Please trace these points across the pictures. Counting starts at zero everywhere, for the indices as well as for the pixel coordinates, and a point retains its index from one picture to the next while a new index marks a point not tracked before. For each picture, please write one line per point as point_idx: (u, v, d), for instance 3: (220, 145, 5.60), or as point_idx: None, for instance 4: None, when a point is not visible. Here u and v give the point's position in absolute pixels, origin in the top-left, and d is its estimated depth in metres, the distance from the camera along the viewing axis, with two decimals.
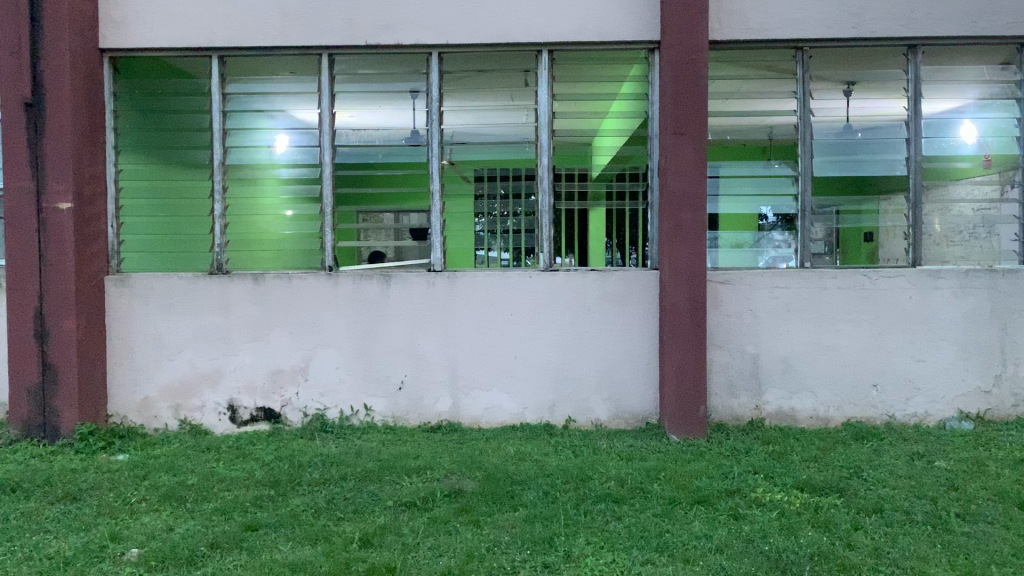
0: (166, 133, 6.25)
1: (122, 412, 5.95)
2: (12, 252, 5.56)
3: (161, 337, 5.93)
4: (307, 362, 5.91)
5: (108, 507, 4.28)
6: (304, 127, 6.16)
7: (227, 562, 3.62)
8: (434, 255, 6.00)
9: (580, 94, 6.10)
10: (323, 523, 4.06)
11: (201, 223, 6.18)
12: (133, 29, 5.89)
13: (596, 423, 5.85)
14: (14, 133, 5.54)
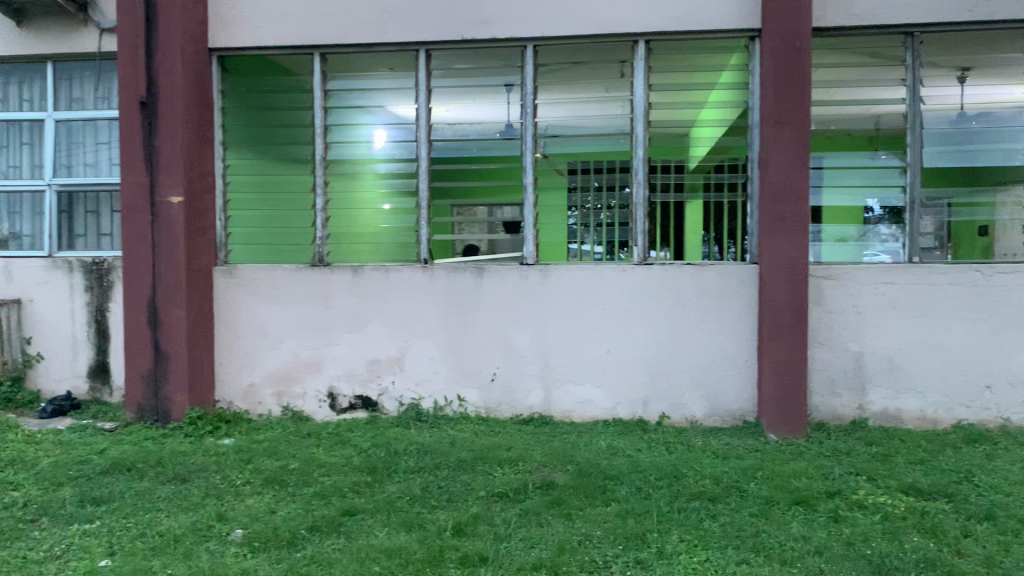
0: (269, 129, 6.44)
1: (229, 397, 6.20)
2: (130, 244, 5.86)
3: (265, 326, 6.15)
4: (403, 353, 6.02)
5: (215, 489, 4.46)
6: (401, 122, 6.25)
7: (326, 546, 3.73)
8: (527, 248, 6.00)
9: (679, 84, 5.98)
10: (417, 510, 4.13)
11: (303, 217, 6.35)
12: (241, 29, 6.11)
13: (691, 420, 5.77)
14: (131, 131, 5.83)
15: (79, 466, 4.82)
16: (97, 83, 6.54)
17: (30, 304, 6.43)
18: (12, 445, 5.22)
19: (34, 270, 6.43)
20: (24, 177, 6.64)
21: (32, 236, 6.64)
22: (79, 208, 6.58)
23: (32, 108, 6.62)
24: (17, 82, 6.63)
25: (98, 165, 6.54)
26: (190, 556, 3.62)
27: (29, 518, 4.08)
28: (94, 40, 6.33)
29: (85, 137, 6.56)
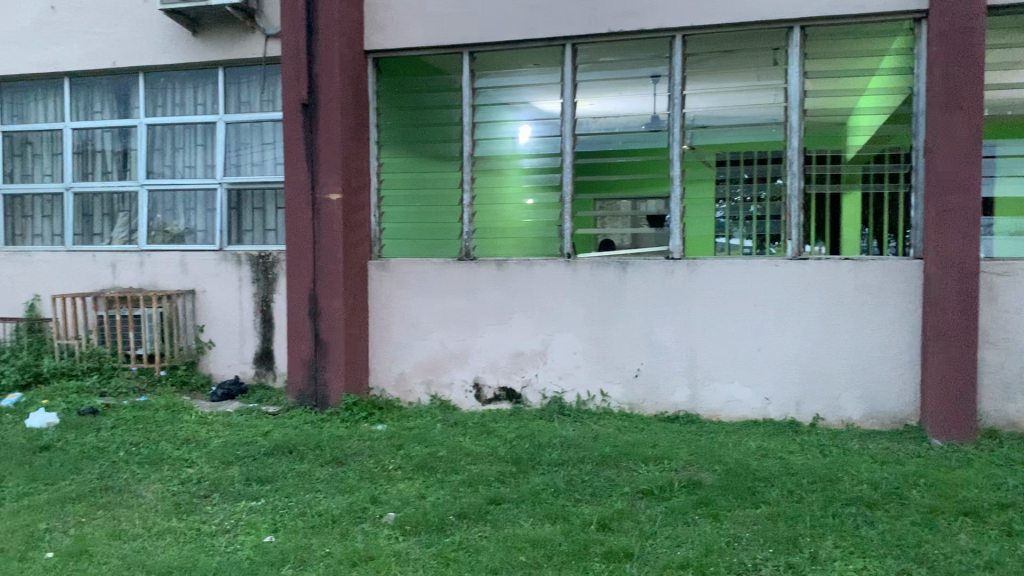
0: (419, 127, 6.60)
1: (381, 385, 6.45)
2: (293, 238, 6.18)
3: (415, 318, 6.35)
4: (546, 346, 6.07)
5: (369, 473, 4.65)
6: (546, 117, 6.29)
7: (474, 533, 3.82)
8: (673, 242, 5.90)
9: (836, 71, 5.71)
10: (562, 502, 4.15)
11: (451, 212, 6.50)
12: (394, 30, 6.33)
13: (847, 422, 5.52)
14: (294, 131, 6.16)
15: (246, 447, 5.14)
16: (262, 86, 6.93)
17: (203, 294, 6.91)
18: (188, 425, 5.64)
19: (206, 262, 6.89)
20: (199, 176, 7.13)
21: (205, 231, 7.12)
22: (246, 205, 7.00)
23: (205, 111, 7.09)
24: (192, 87, 7.12)
25: (264, 164, 6.94)
26: (346, 536, 3.79)
27: (203, 493, 4.39)
28: (260, 46, 6.71)
29: (252, 138, 6.98)
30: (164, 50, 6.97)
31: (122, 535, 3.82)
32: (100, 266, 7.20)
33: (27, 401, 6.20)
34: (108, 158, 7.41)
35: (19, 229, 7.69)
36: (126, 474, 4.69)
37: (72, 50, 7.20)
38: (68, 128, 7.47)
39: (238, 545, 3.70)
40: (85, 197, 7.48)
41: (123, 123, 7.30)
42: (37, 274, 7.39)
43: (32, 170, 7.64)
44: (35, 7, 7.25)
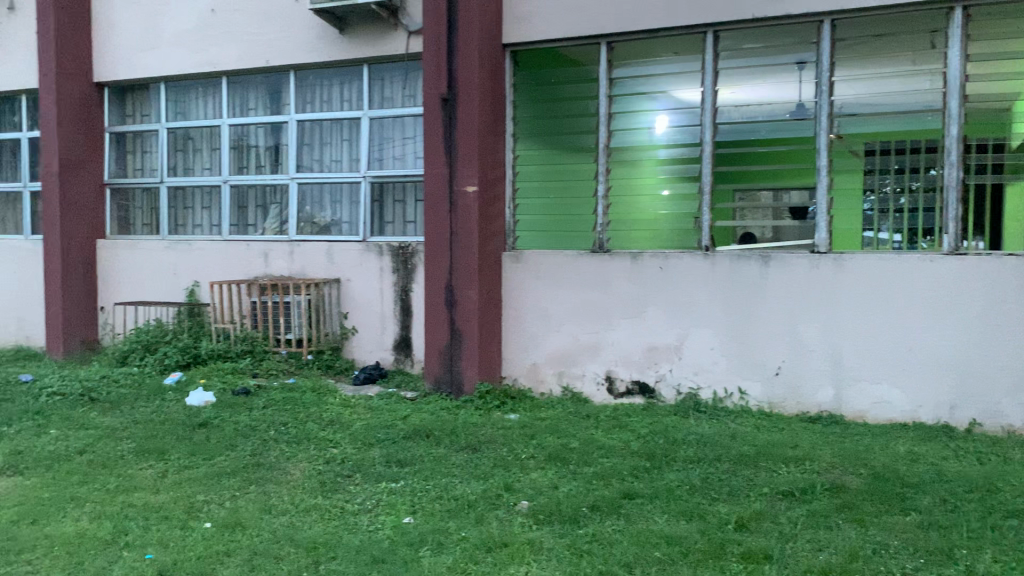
0: (555, 119, 6.61)
1: (514, 374, 6.52)
2: (432, 229, 6.34)
3: (548, 310, 6.37)
4: (682, 341, 5.96)
5: (503, 461, 4.71)
6: (685, 106, 6.16)
7: (608, 525, 3.80)
8: (819, 236, 5.68)
9: (1001, 53, 5.32)
10: (698, 500, 4.08)
11: (586, 204, 6.48)
12: (533, 22, 6.37)
13: (1007, 429, 5.16)
14: (433, 125, 6.31)
15: (386, 430, 5.31)
16: (405, 82, 7.12)
17: (347, 283, 7.19)
18: (332, 407, 5.89)
19: (351, 252, 7.16)
20: (344, 170, 7.40)
21: (349, 222, 7.40)
22: (388, 197, 7.22)
23: (350, 107, 7.35)
24: (338, 84, 7.40)
25: (405, 158, 7.13)
26: (481, 522, 3.86)
27: (346, 473, 4.57)
28: (403, 42, 6.90)
29: (394, 132, 7.18)
30: (312, 49, 7.27)
31: (272, 510, 4.03)
32: (253, 255, 7.61)
33: (188, 380, 6.64)
34: (261, 153, 7.80)
35: (182, 220, 8.23)
36: (276, 452, 4.94)
37: (230, 52, 7.63)
38: (225, 124, 7.91)
39: (379, 525, 3.84)
40: (240, 189, 7.90)
41: (274, 120, 7.66)
42: (196, 262, 7.88)
43: (193, 165, 8.14)
44: (198, 11, 7.74)
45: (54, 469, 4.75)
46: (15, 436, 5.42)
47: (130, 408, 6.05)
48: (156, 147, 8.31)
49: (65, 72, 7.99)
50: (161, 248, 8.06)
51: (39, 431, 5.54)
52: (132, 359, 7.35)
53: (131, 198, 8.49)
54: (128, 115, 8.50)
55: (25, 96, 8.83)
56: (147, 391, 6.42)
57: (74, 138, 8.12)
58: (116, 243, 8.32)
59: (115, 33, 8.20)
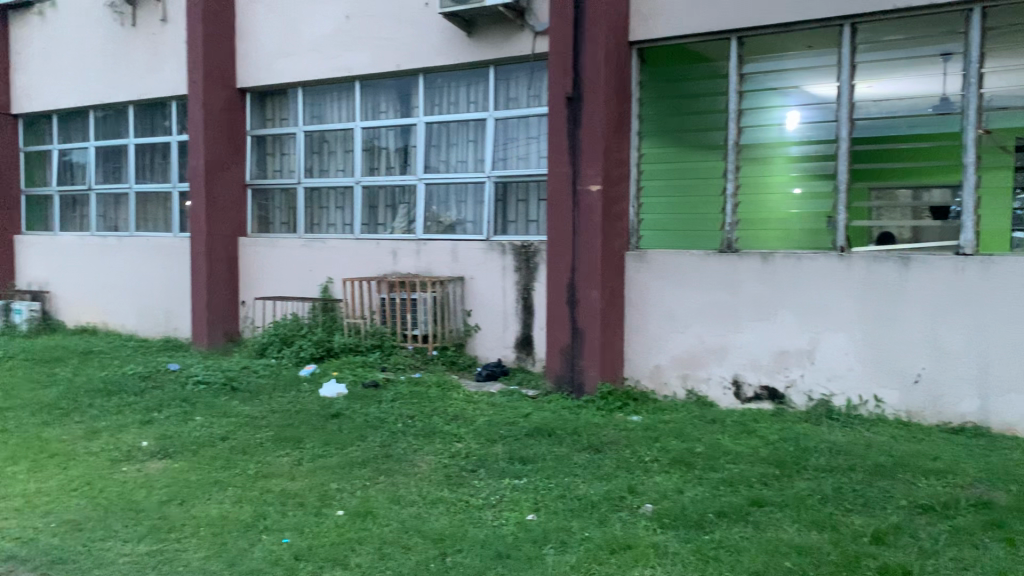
0: (683, 116, 6.52)
1: (637, 376, 6.48)
2: (556, 228, 6.39)
3: (673, 311, 6.29)
4: (813, 345, 5.77)
5: (626, 462, 4.68)
6: (819, 101, 5.94)
7: (734, 532, 3.72)
8: (965, 237, 5.35)
9: None
10: (830, 510, 3.93)
11: (714, 202, 6.36)
12: (660, 19, 6.29)
13: None
14: (558, 124, 6.34)
15: (509, 427, 5.37)
16: (531, 82, 7.16)
17: (471, 281, 7.31)
18: (456, 403, 6.00)
19: (475, 251, 7.27)
20: (469, 170, 7.51)
21: (474, 222, 7.51)
22: (512, 196, 7.28)
23: (477, 108, 7.46)
24: (465, 85, 7.52)
25: (529, 158, 7.17)
26: (605, 523, 3.84)
27: (471, 467, 4.65)
28: (529, 42, 6.96)
29: (519, 133, 7.23)
30: (440, 51, 7.43)
31: (401, 501, 4.15)
32: (383, 253, 7.84)
33: (320, 372, 6.91)
34: (391, 155, 8.03)
35: (317, 219, 8.57)
36: (403, 444, 5.08)
37: (363, 56, 7.89)
38: (358, 127, 8.18)
39: (504, 520, 3.88)
40: (371, 190, 8.15)
41: (404, 122, 7.87)
42: (329, 260, 8.19)
43: (327, 166, 8.46)
44: (334, 17, 8.04)
45: (199, 453, 5.04)
46: (165, 422, 5.78)
47: (268, 398, 6.35)
48: (293, 149, 8.67)
49: (211, 79, 8.46)
50: (297, 245, 8.42)
51: (186, 417, 5.89)
52: (270, 352, 7.72)
53: (270, 198, 8.90)
54: (268, 119, 8.90)
55: (175, 102, 9.39)
56: (283, 382, 6.71)
57: (219, 141, 8.58)
58: (256, 241, 8.74)
59: (256, 41, 8.62)
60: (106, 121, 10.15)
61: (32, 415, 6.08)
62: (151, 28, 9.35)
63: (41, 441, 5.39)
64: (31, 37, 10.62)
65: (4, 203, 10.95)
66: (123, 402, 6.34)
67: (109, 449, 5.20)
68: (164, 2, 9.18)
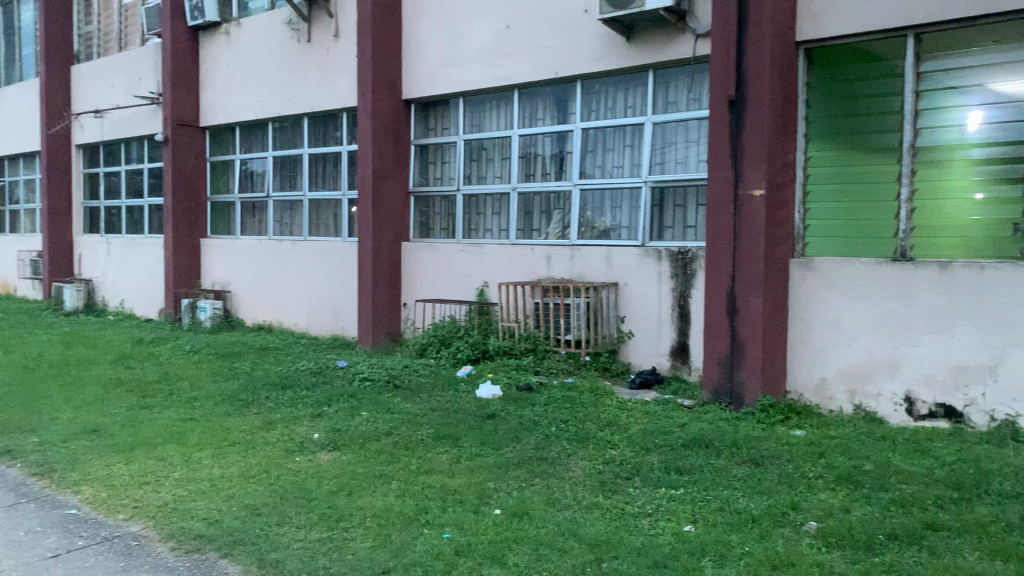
0: (853, 117, 6.20)
1: (800, 389, 6.25)
2: (716, 234, 6.27)
3: (840, 321, 6.02)
4: (997, 361, 5.36)
5: (788, 478, 4.52)
6: (1006, 100, 5.55)
7: (906, 557, 3.51)
8: None
9: None
10: (1016, 540, 3.65)
11: (886, 207, 6.05)
12: (829, 16, 6.04)
13: None
14: (720, 128, 6.23)
15: (665, 436, 5.30)
16: (691, 85, 7.03)
17: (626, 286, 7.27)
18: (610, 409, 5.99)
19: (630, 257, 7.23)
20: (626, 175, 7.48)
21: (629, 227, 7.48)
22: (670, 202, 7.19)
23: (635, 113, 7.42)
24: (623, 91, 7.50)
25: (688, 162, 7.05)
26: (765, 539, 3.73)
27: (625, 475, 4.63)
28: (690, 46, 6.86)
29: (678, 137, 7.13)
30: (598, 58, 7.45)
31: (556, 504, 4.18)
32: (538, 258, 7.93)
33: (476, 374, 7.07)
34: (547, 161, 8.10)
35: (475, 225, 8.77)
36: (558, 448, 5.11)
37: (522, 64, 8.02)
38: (516, 134, 8.31)
39: (660, 530, 3.84)
40: (527, 196, 8.27)
41: (561, 128, 7.93)
42: (486, 264, 8.37)
43: (486, 173, 8.64)
44: (495, 28, 8.23)
45: (365, 447, 5.28)
46: (333, 416, 6.09)
47: (427, 397, 6.56)
48: (454, 157, 8.92)
49: (378, 90, 8.85)
50: (455, 250, 8.65)
51: (352, 412, 6.18)
52: (429, 352, 7.98)
53: (431, 205, 9.19)
54: (430, 129, 9.19)
55: (345, 114, 9.88)
56: (441, 382, 6.92)
57: (385, 150, 8.95)
58: (418, 245, 9.05)
59: (420, 52, 8.94)
60: (282, 132, 10.81)
61: (215, 405, 6.56)
62: (324, 43, 9.90)
63: (224, 430, 5.81)
64: (218, 55, 11.47)
65: (193, 209, 11.88)
66: (296, 396, 6.73)
67: (283, 439, 5.53)
68: (337, 19, 9.70)
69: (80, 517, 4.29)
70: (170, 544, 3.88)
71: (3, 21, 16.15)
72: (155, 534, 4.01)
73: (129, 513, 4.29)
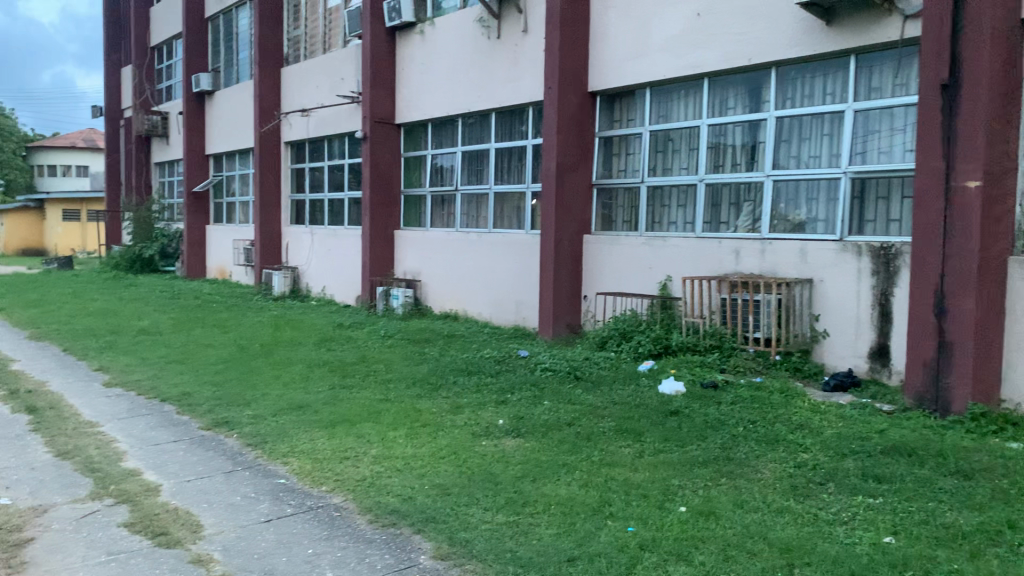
0: None
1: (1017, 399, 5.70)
2: (923, 228, 5.86)
3: None
4: None
5: (1003, 494, 4.15)
6: None
7: None
8: None
9: None
10: None
11: None
12: None
13: None
14: (931, 114, 5.81)
15: (861, 442, 5.02)
16: (898, 69, 6.60)
17: (821, 283, 6.95)
18: (801, 411, 5.74)
19: (826, 252, 6.89)
20: (822, 166, 7.14)
21: (826, 221, 7.13)
22: (871, 194, 6.80)
23: (834, 101, 7.05)
24: (821, 78, 7.15)
25: (892, 152, 6.63)
26: (978, 557, 3.45)
27: (818, 480, 4.42)
28: (897, 28, 6.43)
29: (881, 125, 6.71)
30: (795, 44, 7.15)
31: (744, 505, 4.06)
32: (725, 252, 7.72)
33: (659, 368, 7.00)
34: (738, 152, 7.87)
35: (659, 218, 8.66)
36: (745, 448, 4.97)
37: (713, 53, 7.83)
38: (704, 125, 8.12)
39: (857, 539, 3.65)
40: (715, 188, 8.07)
41: (754, 118, 7.66)
42: (671, 258, 8.25)
43: (672, 165, 8.51)
44: (685, 17, 8.08)
45: (548, 436, 5.36)
46: (517, 403, 6.23)
47: (610, 389, 6.56)
48: (639, 149, 8.83)
49: (565, 84, 8.93)
50: (639, 243, 8.58)
51: (535, 401, 6.29)
52: (610, 344, 7.98)
53: (615, 198, 9.15)
54: (615, 121, 9.15)
55: (532, 108, 10.03)
56: (624, 375, 6.90)
57: (571, 142, 9.01)
58: (600, 238, 9.05)
59: (607, 45, 8.92)
60: (470, 127, 11.13)
61: (407, 388, 6.88)
62: (513, 39, 10.11)
63: (416, 411, 6.08)
64: (413, 54, 11.98)
65: (388, 202, 12.47)
66: (482, 382, 6.94)
67: (471, 423, 5.72)
68: (526, 15, 9.87)
69: (289, 486, 4.63)
70: (369, 517, 4.11)
71: (223, 29, 17.62)
72: (354, 506, 4.26)
73: (332, 485, 4.58)
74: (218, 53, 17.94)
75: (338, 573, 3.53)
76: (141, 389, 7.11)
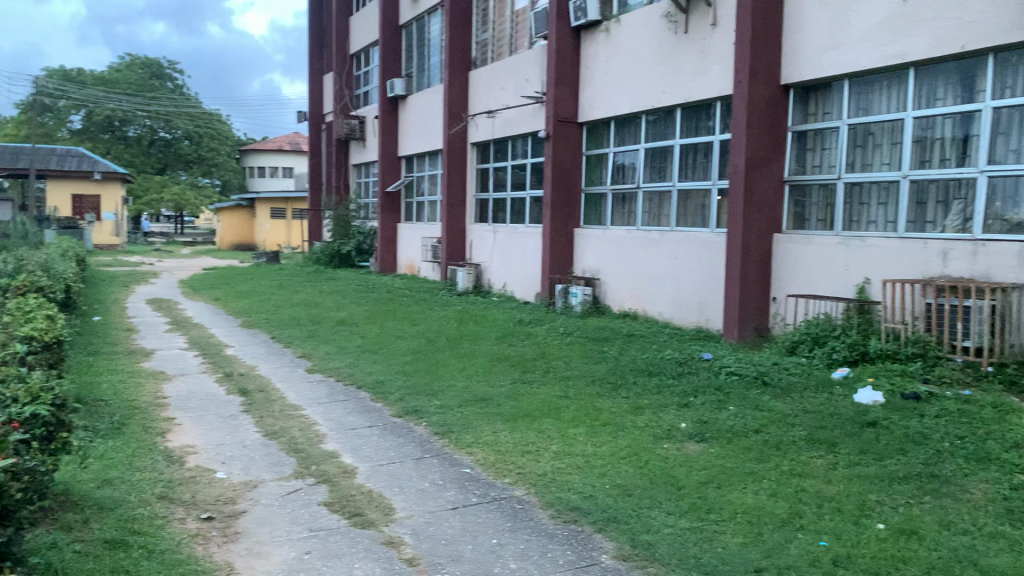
0: None
1: None
2: None
3: None
4: None
5: None
6: None
7: None
8: None
9: None
10: None
11: None
12: None
13: None
14: None
15: None
16: None
17: None
18: (1018, 428, 5.24)
19: None
20: None
21: None
22: None
23: None
24: None
25: None
26: None
27: None
28: None
29: None
30: (1019, 26, 6.54)
31: (952, 527, 3.77)
32: (931, 254, 7.21)
33: (855, 376, 6.63)
34: (947, 145, 7.30)
35: (856, 216, 8.20)
36: (952, 466, 4.60)
37: (920, 41, 7.32)
38: (909, 117, 7.60)
39: None
40: (921, 185, 7.54)
41: (967, 109, 7.08)
42: (869, 259, 7.78)
43: (872, 160, 8.02)
44: (889, 4, 7.59)
45: (734, 442, 5.21)
46: (701, 407, 6.09)
47: (800, 396, 6.28)
48: (836, 144, 8.39)
49: (756, 78, 8.64)
50: (834, 243, 8.16)
51: (720, 405, 6.13)
52: (800, 350, 7.65)
53: (808, 195, 8.74)
54: (810, 114, 8.73)
55: (720, 102, 9.77)
56: (816, 383, 6.59)
57: (762, 137, 8.71)
58: (791, 237, 8.68)
59: (802, 35, 8.53)
60: (655, 124, 11.00)
61: (587, 386, 6.90)
62: (701, 33, 9.89)
63: (596, 410, 6.08)
64: (598, 53, 11.99)
65: (570, 200, 12.56)
66: (663, 384, 6.84)
67: (652, 425, 5.65)
68: (716, 8, 9.63)
69: (473, 476, 4.77)
70: (551, 512, 4.15)
71: (416, 35, 18.37)
72: (536, 501, 4.32)
73: (515, 478, 4.67)
74: (411, 58, 18.73)
75: (521, 565, 3.59)
76: (339, 376, 7.56)
